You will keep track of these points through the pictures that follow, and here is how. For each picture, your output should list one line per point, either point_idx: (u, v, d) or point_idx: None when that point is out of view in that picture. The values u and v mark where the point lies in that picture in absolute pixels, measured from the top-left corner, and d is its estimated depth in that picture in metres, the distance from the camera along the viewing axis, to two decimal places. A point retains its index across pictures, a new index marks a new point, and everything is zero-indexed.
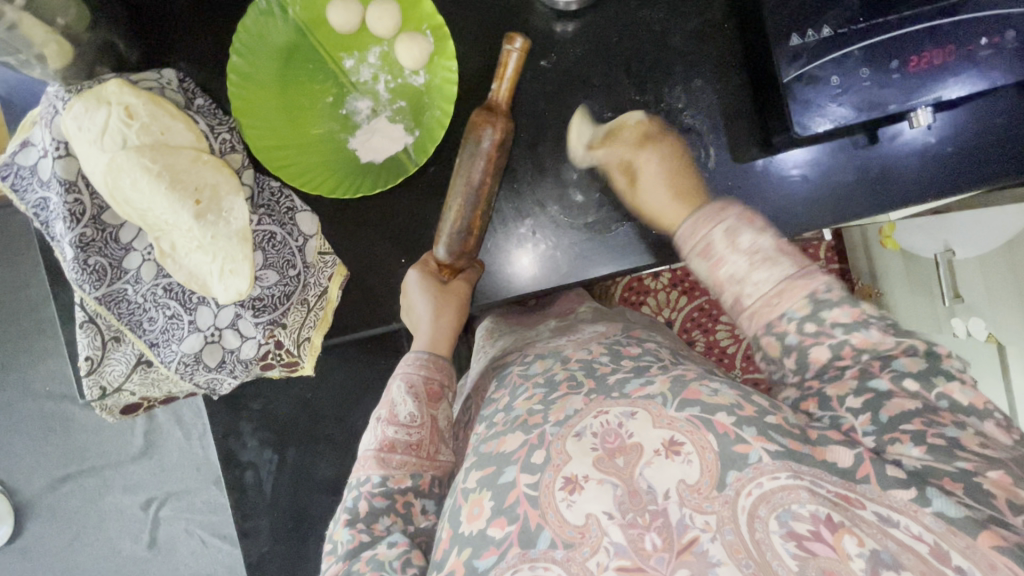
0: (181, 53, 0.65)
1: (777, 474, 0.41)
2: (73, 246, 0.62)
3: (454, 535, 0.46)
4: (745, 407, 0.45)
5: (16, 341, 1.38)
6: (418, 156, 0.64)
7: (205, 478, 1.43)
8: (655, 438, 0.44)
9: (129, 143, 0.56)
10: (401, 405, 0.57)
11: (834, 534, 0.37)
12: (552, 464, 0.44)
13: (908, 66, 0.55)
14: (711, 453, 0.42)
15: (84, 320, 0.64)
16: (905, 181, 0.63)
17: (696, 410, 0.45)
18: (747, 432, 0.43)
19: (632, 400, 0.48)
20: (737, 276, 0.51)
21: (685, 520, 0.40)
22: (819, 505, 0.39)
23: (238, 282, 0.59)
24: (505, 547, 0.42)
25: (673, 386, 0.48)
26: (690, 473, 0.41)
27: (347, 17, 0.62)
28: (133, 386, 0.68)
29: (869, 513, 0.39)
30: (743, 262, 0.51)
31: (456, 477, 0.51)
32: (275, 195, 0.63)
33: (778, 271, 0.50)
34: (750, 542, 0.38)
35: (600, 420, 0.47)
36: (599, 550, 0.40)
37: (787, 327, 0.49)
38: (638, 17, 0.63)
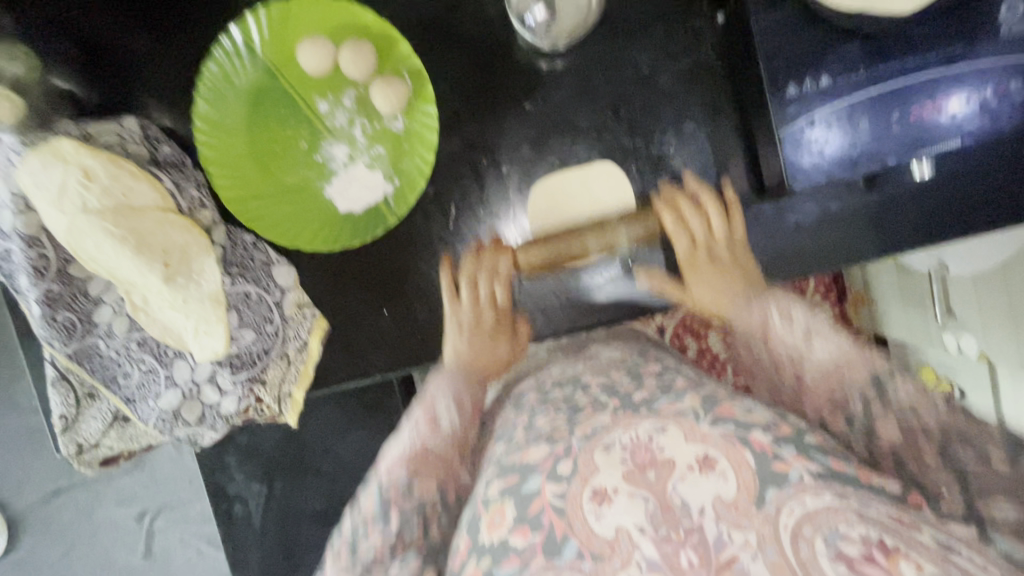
0: (145, 96, 0.61)
1: (821, 493, 0.40)
2: (38, 303, 0.57)
3: (473, 545, 0.44)
4: (780, 427, 0.46)
5: None
6: (398, 207, 0.62)
7: (198, 489, 1.41)
8: (689, 453, 0.43)
9: (89, 206, 0.50)
10: (444, 415, 0.57)
11: (888, 558, 0.35)
12: (580, 475, 0.43)
13: (910, 117, 0.53)
14: (748, 469, 0.41)
15: (55, 378, 0.61)
16: (907, 226, 0.61)
17: (729, 427, 0.45)
18: (787, 449, 0.43)
19: (662, 416, 0.47)
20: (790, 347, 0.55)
21: (723, 537, 0.38)
22: (870, 528, 0.37)
23: (214, 344, 0.54)
24: (527, 557, 0.40)
25: (705, 403, 0.48)
26: (725, 488, 0.41)
27: (320, 60, 0.58)
28: (111, 442, 0.68)
29: (927, 537, 0.37)
30: (795, 338, 0.55)
31: (476, 487, 0.48)
32: (249, 250, 0.60)
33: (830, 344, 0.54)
34: (794, 561, 0.36)
35: (629, 436, 0.45)
36: (631, 563, 0.38)
37: (800, 331, 0.46)
38: (626, 57, 0.61)
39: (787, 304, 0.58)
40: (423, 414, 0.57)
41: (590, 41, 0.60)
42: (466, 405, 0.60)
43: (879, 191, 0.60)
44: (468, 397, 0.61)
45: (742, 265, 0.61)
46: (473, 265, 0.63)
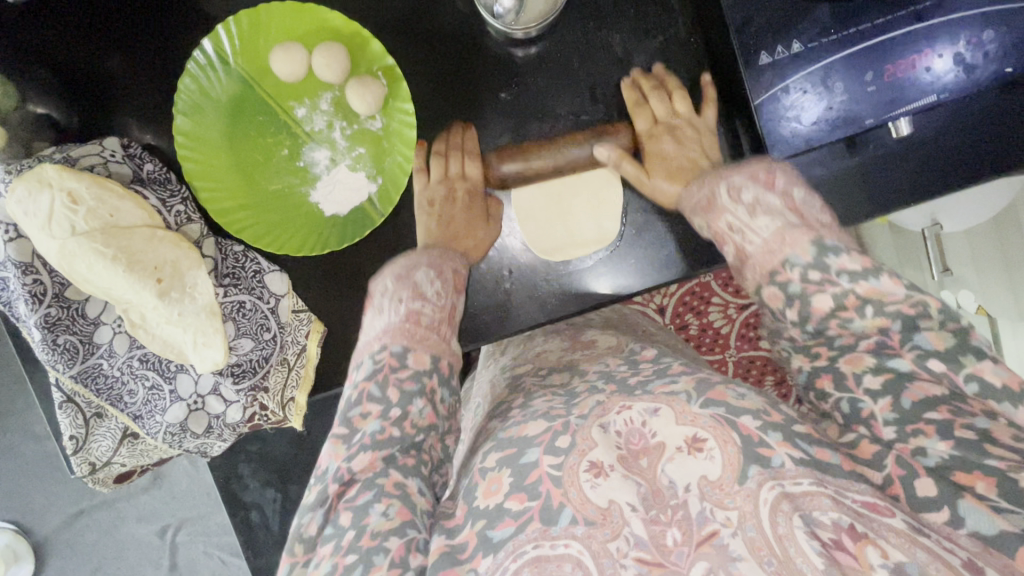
0: (124, 107, 0.61)
1: (801, 480, 0.38)
2: (39, 327, 0.60)
3: (468, 510, 0.44)
4: (772, 412, 0.42)
5: (10, 386, 1.37)
6: (384, 207, 0.62)
7: (216, 501, 1.43)
8: (677, 435, 0.40)
9: (78, 229, 0.54)
10: (415, 378, 0.50)
11: (857, 543, 0.35)
12: (578, 449, 0.42)
13: (885, 76, 0.53)
14: (733, 447, 0.39)
15: (63, 400, 0.63)
16: (893, 187, 0.61)
17: (721, 410, 0.42)
18: (770, 436, 0.40)
19: (656, 397, 0.44)
20: (737, 225, 0.47)
21: (706, 513, 0.37)
22: (843, 513, 0.36)
23: (213, 353, 0.58)
24: (523, 521, 0.40)
25: (698, 385, 0.45)
26: (713, 469, 0.39)
27: (294, 66, 0.59)
28: (122, 458, 0.68)
29: (900, 521, 0.37)
30: (743, 211, 0.47)
31: (474, 457, 0.48)
32: (240, 261, 0.61)
33: (780, 218, 0.46)
34: (772, 539, 0.36)
35: (623, 417, 0.44)
36: (620, 536, 0.38)
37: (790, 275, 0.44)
38: (600, 38, 0.60)
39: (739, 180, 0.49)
40: (387, 381, 0.50)
41: (562, 26, 0.60)
42: (437, 326, 0.52)
43: (862, 154, 0.60)
44: (450, 267, 0.56)
45: None
46: (454, 208, 0.62)
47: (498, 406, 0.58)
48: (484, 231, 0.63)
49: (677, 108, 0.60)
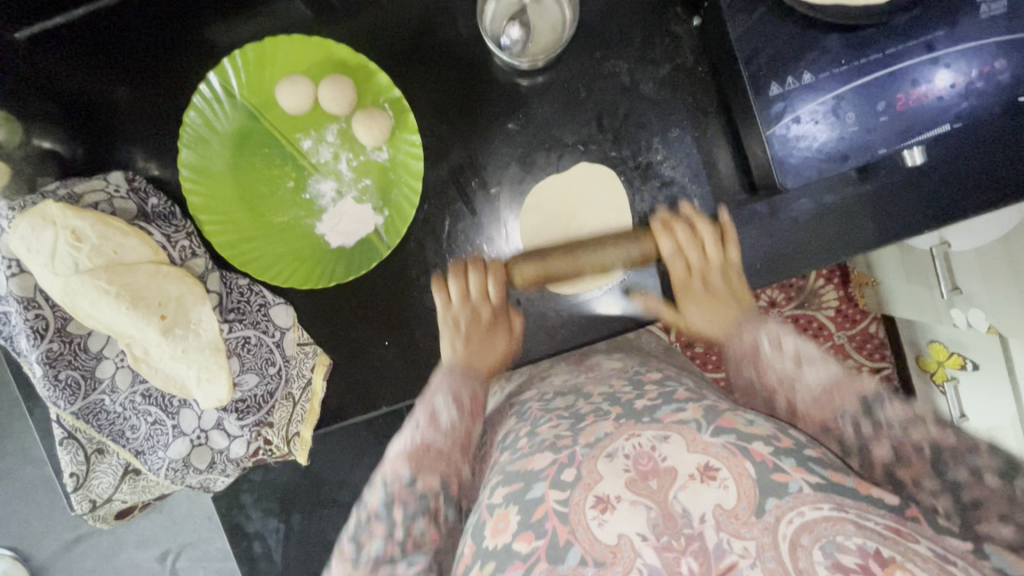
0: (124, 138, 0.61)
1: (819, 504, 0.39)
2: (40, 363, 0.60)
3: (476, 550, 0.45)
4: (782, 437, 0.45)
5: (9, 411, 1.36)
6: (390, 238, 0.61)
7: (216, 526, 1.40)
8: (689, 463, 0.43)
9: (82, 266, 0.53)
10: (443, 411, 0.56)
11: (884, 567, 0.36)
12: (583, 483, 0.44)
13: (897, 105, 0.52)
14: (748, 478, 0.41)
15: (63, 437, 0.62)
16: (904, 213, 0.60)
17: (731, 437, 0.44)
18: (786, 461, 0.42)
19: (666, 425, 0.46)
20: (787, 377, 0.54)
21: (723, 545, 0.39)
22: (866, 538, 0.37)
23: (217, 390, 0.57)
24: (531, 563, 0.42)
25: (707, 414, 0.47)
26: (726, 498, 0.41)
27: (299, 98, 0.58)
28: (124, 494, 0.67)
29: (923, 548, 0.37)
30: (789, 363, 0.55)
31: (481, 494, 0.50)
32: (245, 295, 0.60)
33: (825, 373, 0.53)
34: (792, 569, 0.37)
35: (632, 442, 0.45)
36: (633, 570, 0.39)
37: None
38: (606, 67, 0.60)
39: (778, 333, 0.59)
40: (422, 413, 0.56)
41: (568, 56, 0.60)
42: (464, 399, 0.58)
43: (874, 180, 0.59)
44: (469, 392, 0.59)
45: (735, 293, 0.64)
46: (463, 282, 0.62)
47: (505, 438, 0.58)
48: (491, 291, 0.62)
49: (704, 244, 0.62)
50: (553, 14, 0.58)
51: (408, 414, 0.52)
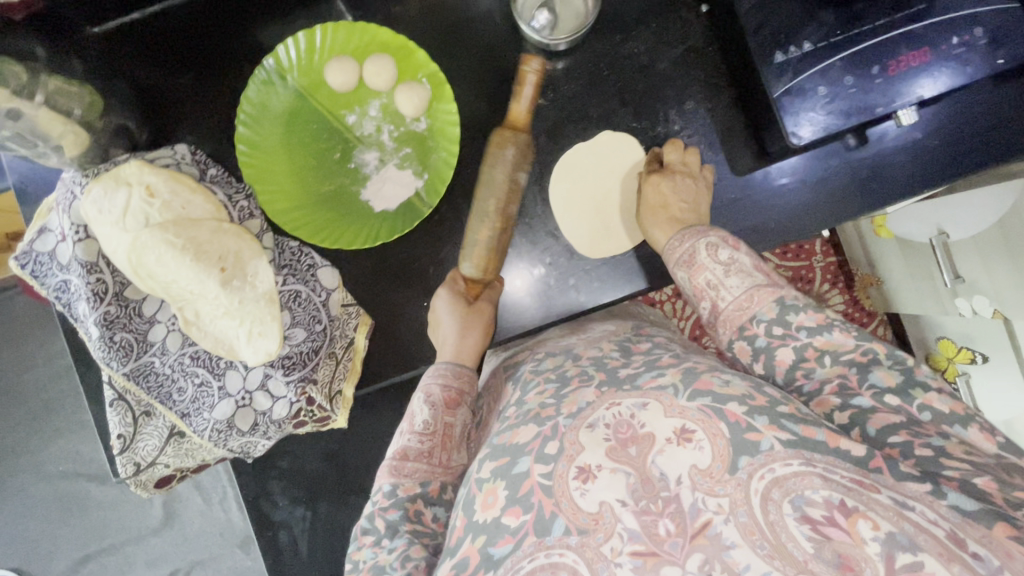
0: (183, 125, 0.69)
1: (790, 461, 0.41)
2: (99, 325, 0.63)
3: (468, 524, 0.47)
4: (757, 397, 0.45)
5: (41, 419, 1.45)
6: (430, 198, 0.66)
7: (228, 542, 1.45)
8: (666, 427, 0.44)
9: (152, 220, 0.58)
10: (418, 413, 0.57)
11: (848, 518, 0.38)
12: (566, 454, 0.44)
13: (890, 69, 0.58)
14: (722, 439, 0.42)
15: (113, 399, 0.64)
16: (899, 177, 0.67)
17: (707, 399, 0.45)
18: (759, 420, 0.43)
19: (644, 392, 0.47)
20: (713, 282, 0.56)
21: (699, 504, 0.40)
22: (833, 491, 0.39)
23: (267, 343, 0.60)
24: (521, 536, 0.43)
25: (685, 377, 0.48)
26: (702, 458, 0.41)
27: (346, 77, 0.64)
28: (168, 458, 0.68)
29: (884, 497, 0.39)
30: (718, 269, 0.56)
31: (471, 466, 0.52)
32: (296, 254, 0.64)
33: (748, 281, 0.55)
34: (764, 523, 0.39)
35: (612, 411, 0.46)
36: (614, 535, 0.40)
37: (756, 328, 0.53)
38: (626, 49, 0.67)
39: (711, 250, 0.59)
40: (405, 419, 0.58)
41: (590, 38, 0.66)
42: (435, 395, 0.59)
43: (875, 146, 0.66)
44: (439, 385, 0.59)
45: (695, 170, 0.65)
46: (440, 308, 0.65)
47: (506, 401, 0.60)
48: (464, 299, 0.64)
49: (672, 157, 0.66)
50: (575, 3, 0.65)
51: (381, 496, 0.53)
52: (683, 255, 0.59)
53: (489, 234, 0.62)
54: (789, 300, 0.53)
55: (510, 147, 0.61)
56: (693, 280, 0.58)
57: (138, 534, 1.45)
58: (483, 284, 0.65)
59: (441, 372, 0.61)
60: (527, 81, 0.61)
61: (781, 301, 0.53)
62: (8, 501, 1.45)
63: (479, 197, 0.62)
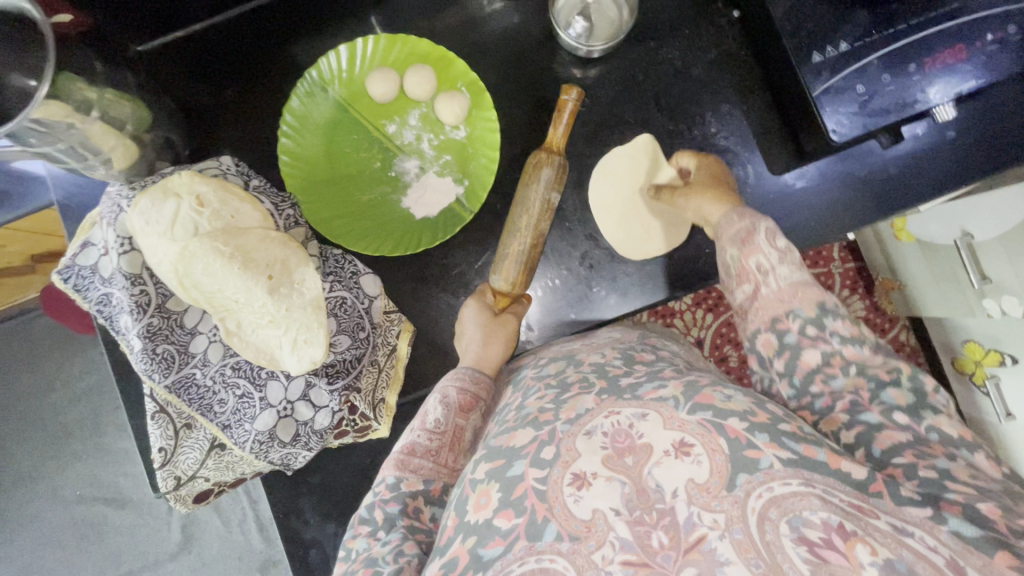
0: (224, 139, 0.71)
1: (789, 480, 0.37)
2: (141, 337, 0.63)
3: (459, 523, 0.43)
4: (759, 414, 0.41)
5: (59, 442, 1.43)
6: (471, 204, 0.66)
7: (247, 566, 1.42)
8: (665, 438, 0.40)
9: (201, 230, 0.58)
10: (431, 413, 0.55)
11: (846, 543, 0.34)
12: (561, 460, 0.41)
13: (925, 66, 0.59)
14: (722, 455, 0.39)
15: (155, 411, 0.64)
16: (934, 174, 0.67)
17: (709, 414, 0.41)
18: (759, 437, 0.39)
19: (644, 402, 0.43)
20: (765, 266, 0.51)
21: (693, 519, 0.36)
22: (832, 512, 0.36)
23: (312, 351, 0.59)
24: (511, 539, 0.39)
25: (686, 390, 0.44)
26: (700, 473, 0.38)
27: (387, 87, 0.65)
28: (208, 472, 0.67)
29: (884, 522, 0.36)
30: (774, 254, 0.51)
31: (465, 468, 0.47)
32: (340, 262, 0.64)
33: (800, 274, 0.50)
34: (760, 543, 0.35)
35: (610, 420, 0.43)
36: (605, 544, 0.37)
37: (790, 324, 0.49)
38: (660, 56, 0.68)
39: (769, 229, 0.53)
40: (414, 420, 0.55)
41: (624, 46, 0.68)
42: (451, 396, 0.56)
43: (912, 140, 0.67)
44: (456, 385, 0.57)
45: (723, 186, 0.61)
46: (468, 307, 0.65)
47: (505, 403, 0.56)
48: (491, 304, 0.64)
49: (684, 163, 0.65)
50: (609, 13, 0.67)
51: (382, 487, 0.51)
52: (740, 231, 0.54)
53: (518, 249, 0.62)
54: (830, 304, 0.49)
55: (545, 168, 0.61)
56: (743, 261, 0.52)
57: (154, 560, 1.42)
58: (513, 296, 0.65)
59: (460, 375, 0.58)
60: (565, 108, 0.61)
61: (823, 303, 0.48)
62: (24, 527, 1.42)
63: (513, 213, 0.62)
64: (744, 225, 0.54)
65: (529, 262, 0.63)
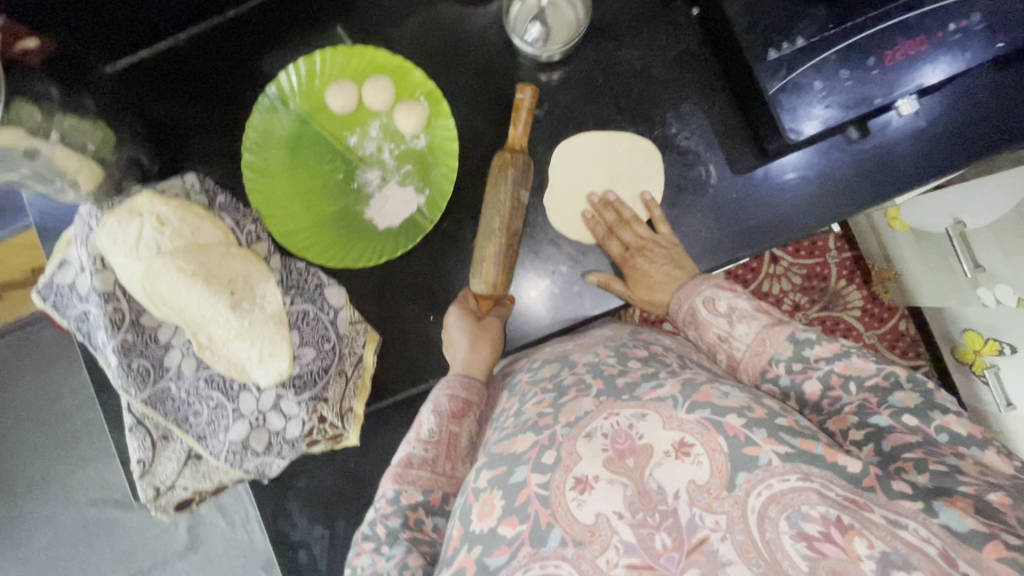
0: (194, 155, 0.72)
1: (787, 476, 0.39)
2: (116, 352, 0.64)
3: (464, 534, 0.44)
4: (757, 408, 0.43)
5: (67, 447, 1.48)
6: (431, 213, 0.67)
7: (252, 564, 1.46)
8: (665, 439, 0.42)
9: (163, 248, 0.58)
10: (426, 423, 0.56)
11: (844, 535, 0.36)
12: (563, 465, 0.42)
13: (886, 60, 0.57)
14: (721, 454, 0.40)
15: (133, 424, 0.66)
16: (905, 169, 0.66)
17: (706, 411, 0.43)
18: (757, 433, 0.41)
19: (643, 403, 0.45)
20: (722, 335, 0.55)
21: (695, 520, 0.38)
22: (829, 507, 0.37)
23: (278, 363, 0.61)
24: (516, 546, 0.41)
25: (684, 388, 0.45)
26: (700, 473, 0.40)
27: (346, 99, 0.66)
28: (185, 482, 0.69)
29: (877, 516, 0.37)
30: (724, 323, 0.55)
31: (467, 477, 0.49)
32: (303, 275, 0.65)
33: (756, 324, 0.54)
34: (760, 542, 0.37)
35: (610, 421, 0.44)
36: (609, 548, 0.39)
37: (777, 369, 0.51)
38: (619, 55, 0.67)
39: (713, 295, 0.57)
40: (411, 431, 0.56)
41: (583, 48, 0.68)
42: (443, 404, 0.57)
43: (878, 137, 0.65)
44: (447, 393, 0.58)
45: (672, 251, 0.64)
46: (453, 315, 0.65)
47: (501, 411, 0.57)
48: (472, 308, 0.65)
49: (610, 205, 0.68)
50: (567, 15, 0.66)
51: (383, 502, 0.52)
52: (685, 317, 0.59)
53: (494, 249, 0.62)
54: (801, 335, 0.52)
55: (510, 169, 0.62)
56: (703, 337, 0.57)
57: (163, 558, 1.47)
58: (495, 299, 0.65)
59: (451, 383, 0.59)
60: (522, 108, 0.63)
61: (793, 338, 0.52)
62: (40, 531, 1.48)
63: (485, 216, 0.63)
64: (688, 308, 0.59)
65: (507, 263, 0.63)
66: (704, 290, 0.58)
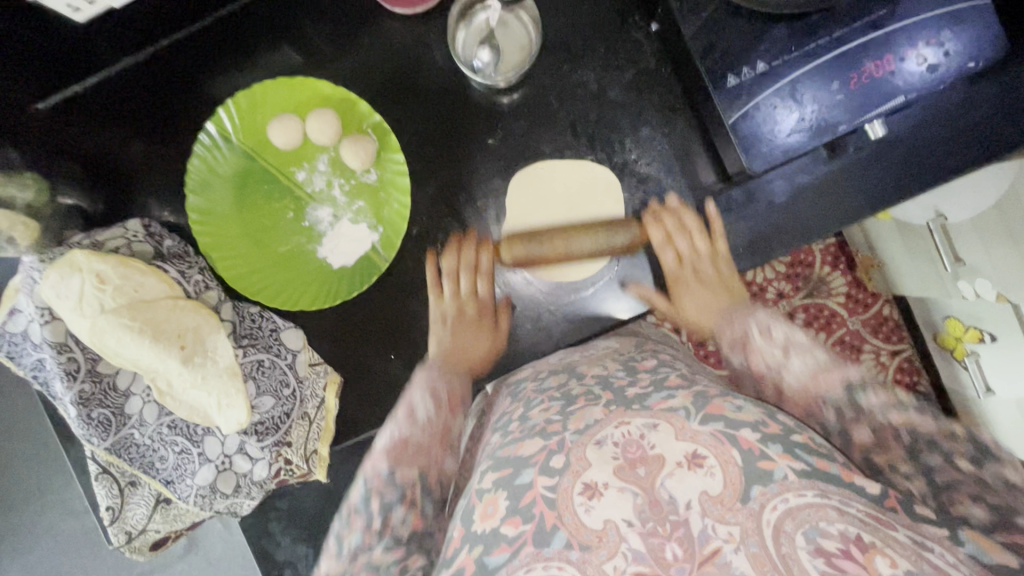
0: (142, 187, 0.69)
1: (803, 491, 0.37)
2: (74, 404, 0.62)
3: (465, 534, 0.42)
4: (770, 424, 0.41)
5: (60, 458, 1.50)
6: (386, 252, 0.66)
7: (251, 565, 1.50)
8: (677, 450, 0.40)
9: (106, 306, 0.56)
10: (420, 406, 0.53)
11: (864, 555, 0.34)
12: (572, 470, 0.41)
13: (851, 83, 0.54)
14: (735, 466, 0.39)
15: (98, 473, 0.65)
16: (880, 181, 0.61)
17: (720, 424, 0.41)
18: (772, 449, 0.39)
19: (655, 413, 0.43)
20: (773, 365, 0.51)
21: (707, 531, 0.36)
22: (849, 524, 0.36)
23: (236, 413, 0.59)
24: (519, 544, 0.39)
25: (695, 401, 0.44)
26: (712, 485, 0.38)
27: (290, 135, 0.63)
28: (158, 524, 0.70)
29: (902, 535, 0.36)
30: (777, 352, 0.51)
31: (472, 477, 0.47)
32: (256, 322, 0.65)
33: (813, 361, 0.49)
34: (776, 555, 0.35)
35: (621, 429, 0.42)
36: (617, 554, 0.37)
37: (826, 412, 0.47)
38: (574, 78, 0.65)
39: (767, 320, 0.55)
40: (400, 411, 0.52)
41: (537, 71, 0.65)
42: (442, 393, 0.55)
43: (841, 158, 0.61)
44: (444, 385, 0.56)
45: (725, 281, 0.63)
46: (456, 257, 0.65)
47: (502, 415, 0.55)
48: (483, 262, 0.65)
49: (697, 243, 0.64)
50: (518, 36, 0.65)
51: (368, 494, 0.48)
52: (736, 339, 0.56)
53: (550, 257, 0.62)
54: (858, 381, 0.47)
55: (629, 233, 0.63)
56: (750, 363, 0.53)
57: (165, 561, 1.51)
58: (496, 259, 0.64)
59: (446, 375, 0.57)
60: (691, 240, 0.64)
61: (850, 382, 0.47)
62: (41, 539, 1.50)
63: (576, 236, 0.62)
64: (740, 330, 0.56)
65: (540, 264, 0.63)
66: (760, 317, 0.55)
